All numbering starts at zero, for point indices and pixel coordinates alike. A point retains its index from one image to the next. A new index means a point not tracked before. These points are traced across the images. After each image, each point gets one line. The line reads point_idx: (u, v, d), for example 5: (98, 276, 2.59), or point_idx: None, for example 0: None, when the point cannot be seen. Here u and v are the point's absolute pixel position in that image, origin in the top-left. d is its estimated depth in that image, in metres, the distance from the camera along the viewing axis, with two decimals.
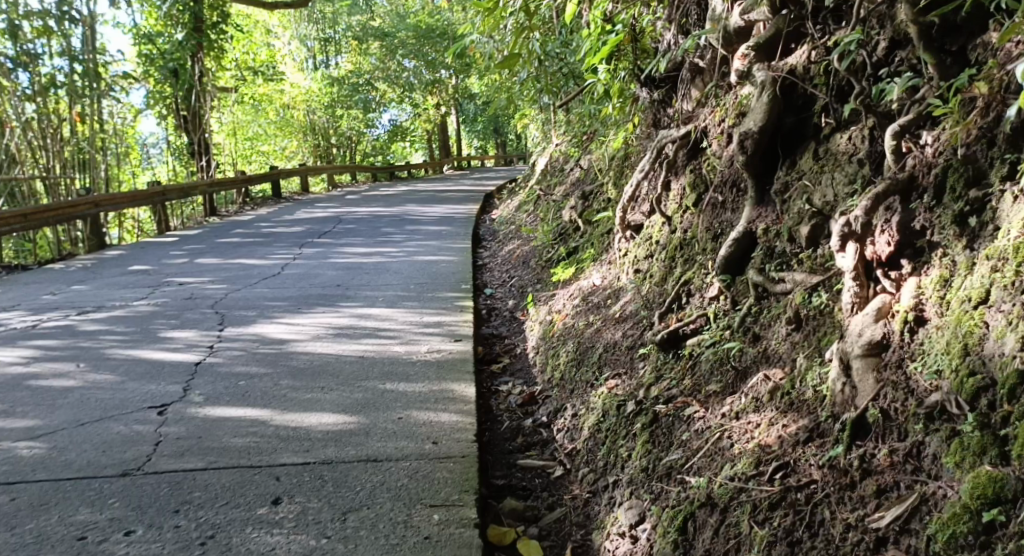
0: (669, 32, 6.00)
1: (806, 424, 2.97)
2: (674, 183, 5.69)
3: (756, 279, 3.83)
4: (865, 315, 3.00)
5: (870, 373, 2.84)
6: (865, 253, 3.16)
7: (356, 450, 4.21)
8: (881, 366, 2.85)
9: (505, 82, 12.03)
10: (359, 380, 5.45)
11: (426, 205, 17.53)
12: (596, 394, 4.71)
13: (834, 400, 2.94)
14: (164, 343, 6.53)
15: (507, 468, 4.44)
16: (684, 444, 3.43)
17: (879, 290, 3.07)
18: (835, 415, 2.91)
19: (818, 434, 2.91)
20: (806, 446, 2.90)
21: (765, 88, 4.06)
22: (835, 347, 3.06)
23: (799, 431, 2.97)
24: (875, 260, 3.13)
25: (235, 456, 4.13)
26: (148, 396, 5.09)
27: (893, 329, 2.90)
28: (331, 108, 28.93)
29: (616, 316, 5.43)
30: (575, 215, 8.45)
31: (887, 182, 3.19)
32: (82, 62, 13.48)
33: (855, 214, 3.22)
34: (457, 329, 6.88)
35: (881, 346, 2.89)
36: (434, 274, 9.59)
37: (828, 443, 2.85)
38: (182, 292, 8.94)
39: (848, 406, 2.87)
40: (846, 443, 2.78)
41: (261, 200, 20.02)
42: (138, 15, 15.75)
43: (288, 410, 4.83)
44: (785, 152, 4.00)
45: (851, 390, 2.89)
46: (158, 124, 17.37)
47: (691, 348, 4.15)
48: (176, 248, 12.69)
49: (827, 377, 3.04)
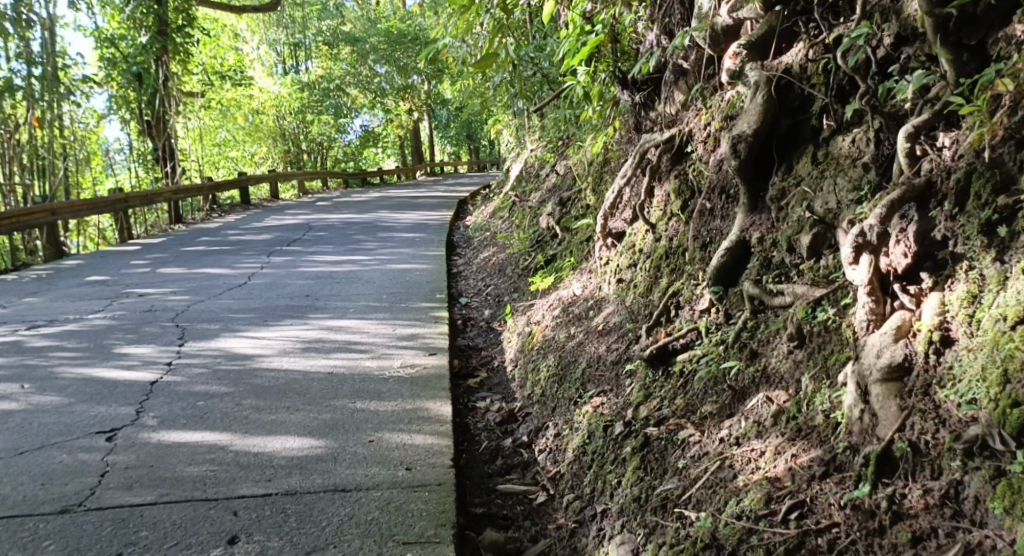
0: (653, 32, 5.79)
1: (821, 456, 2.73)
2: (657, 189, 5.46)
3: (752, 292, 3.59)
4: (884, 335, 2.77)
5: (892, 400, 2.62)
6: (880, 266, 2.93)
7: (323, 478, 3.90)
8: (904, 393, 2.63)
9: (480, 87, 11.81)
10: (328, 399, 5.14)
11: (398, 211, 17.21)
12: (580, 413, 4.46)
13: (851, 429, 2.70)
14: (118, 360, 6.17)
15: (487, 494, 4.15)
16: (679, 473, 3.16)
17: (897, 306, 2.85)
18: (854, 447, 2.67)
19: (836, 468, 2.67)
20: (823, 483, 2.66)
21: (759, 88, 3.83)
22: (849, 369, 2.82)
23: (813, 464, 2.72)
24: (891, 273, 2.90)
25: (190, 488, 3.80)
26: (96, 420, 4.75)
27: (916, 350, 2.67)
28: (301, 114, 28.51)
29: (599, 328, 5.17)
30: (552, 221, 8.20)
31: (902, 188, 2.96)
32: (41, 66, 13.02)
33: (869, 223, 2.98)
34: (432, 342, 6.59)
35: (902, 369, 2.67)
36: (407, 283, 9.30)
37: (850, 480, 2.60)
38: (142, 304, 8.56)
39: (871, 437, 2.64)
40: (871, 481, 2.54)
41: (228, 207, 19.58)
42: (100, 18, 15.35)
43: (250, 433, 4.51)
44: (780, 156, 3.77)
45: (871, 417, 2.66)
46: (122, 130, 16.92)
47: (681, 365, 3.90)
48: (137, 257, 12.26)
49: (841, 402, 2.81)
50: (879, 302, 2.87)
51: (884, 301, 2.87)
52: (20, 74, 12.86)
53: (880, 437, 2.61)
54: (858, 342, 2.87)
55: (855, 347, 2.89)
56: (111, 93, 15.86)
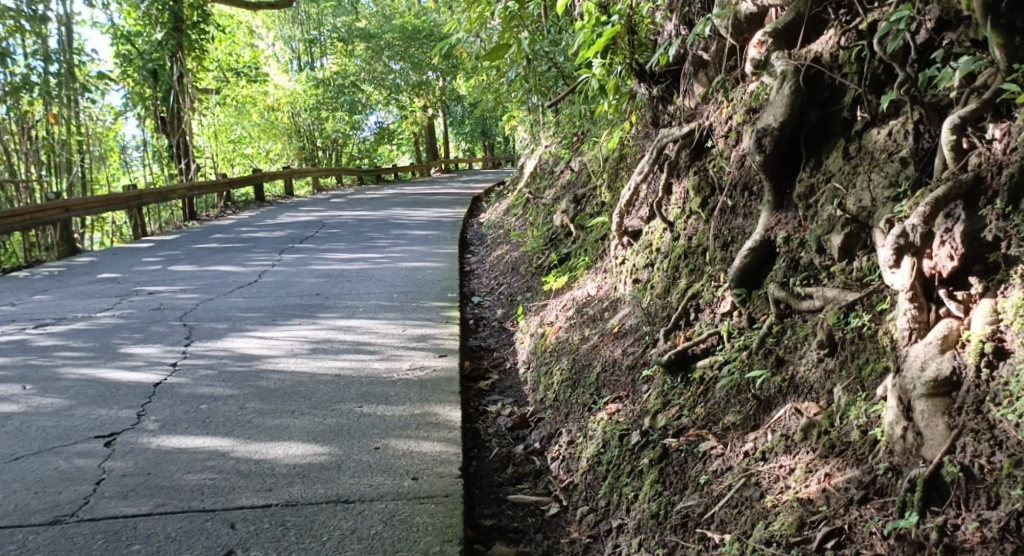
0: (671, 22, 5.58)
1: (859, 477, 2.52)
2: (676, 186, 5.25)
3: (778, 295, 3.39)
4: (928, 345, 2.55)
5: (939, 417, 2.40)
6: (923, 269, 2.71)
7: (326, 488, 3.73)
8: (952, 409, 2.41)
9: (493, 82, 11.60)
10: (334, 403, 4.96)
11: (412, 208, 17.04)
12: (595, 420, 4.27)
13: (892, 448, 2.49)
14: (123, 361, 6.02)
15: (497, 504, 3.96)
16: (702, 489, 2.97)
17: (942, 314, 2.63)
18: (897, 469, 2.45)
19: (876, 492, 2.46)
20: (862, 508, 2.45)
21: (786, 79, 3.61)
22: (888, 383, 2.60)
23: (850, 486, 2.52)
24: (936, 277, 2.68)
25: (187, 497, 3.63)
26: (97, 424, 4.59)
27: (966, 362, 2.45)
28: (315, 110, 28.43)
29: (614, 331, 4.97)
30: (567, 219, 8.00)
31: (949, 185, 2.74)
32: (56, 62, 12.97)
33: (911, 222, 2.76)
34: (443, 343, 6.41)
35: (950, 384, 2.45)
36: (419, 281, 9.11)
37: (894, 506, 2.39)
38: (150, 302, 8.42)
39: (916, 458, 2.42)
40: (918, 509, 2.32)
41: (243, 204, 19.48)
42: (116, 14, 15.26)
43: (252, 439, 4.34)
44: (808, 151, 3.55)
45: (915, 436, 2.45)
46: (138, 127, 16.87)
47: (702, 372, 3.70)
48: (149, 254, 12.14)
49: (881, 417, 2.59)
50: (922, 309, 2.64)
51: (927, 308, 2.65)
52: (37, 71, 12.79)
53: (926, 459, 2.40)
54: (899, 353, 2.65)
55: (895, 358, 2.67)
56: (127, 90, 15.80)
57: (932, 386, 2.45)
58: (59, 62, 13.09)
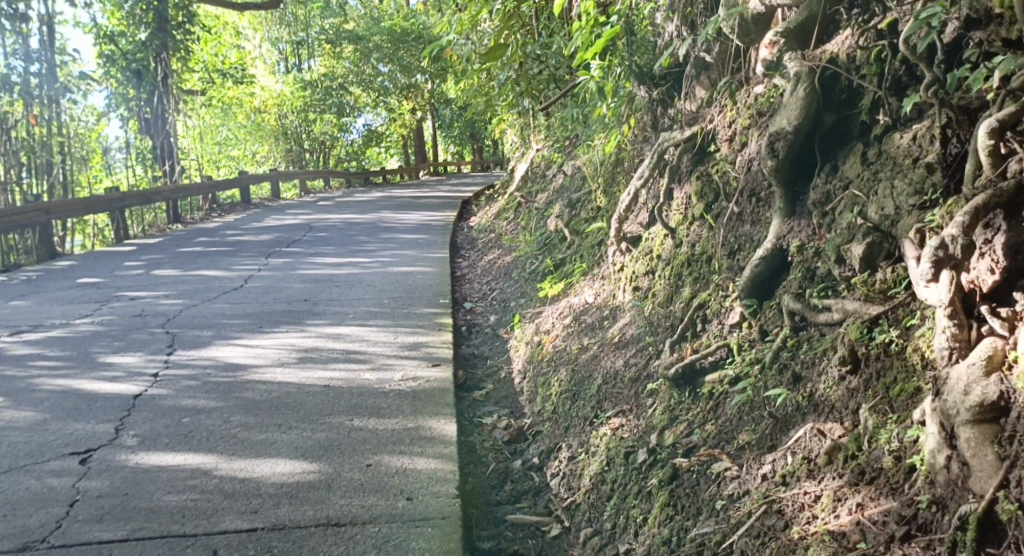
0: (673, 23, 5.45)
1: (897, 509, 2.35)
2: (678, 191, 5.09)
3: (792, 306, 3.24)
4: (972, 366, 2.35)
5: (988, 446, 2.21)
6: (962, 283, 2.54)
7: (316, 510, 3.54)
8: (1002, 438, 2.20)
9: (484, 84, 11.42)
10: (323, 417, 4.77)
11: (401, 212, 16.83)
12: (597, 435, 4.10)
13: (934, 479, 2.31)
14: (102, 371, 5.80)
15: (496, 525, 3.79)
16: (718, 515, 2.82)
17: (985, 331, 2.44)
18: (941, 502, 2.27)
19: (919, 527, 2.27)
20: (906, 545, 2.26)
21: (801, 81, 3.47)
22: (927, 406, 2.42)
23: (889, 520, 2.34)
24: (977, 292, 2.51)
25: (167, 521, 3.44)
26: (71, 439, 4.39)
27: (1015, 386, 2.22)
28: (302, 112, 28.17)
29: (614, 340, 4.81)
30: (561, 223, 7.84)
31: (988, 192, 2.57)
32: (37, 63, 12.79)
33: (950, 232, 2.58)
34: (435, 352, 6.22)
35: (998, 408, 2.24)
36: (410, 287, 8.92)
37: (942, 544, 2.19)
38: (132, 308, 8.19)
39: (962, 490, 2.24)
40: (971, 549, 2.11)
41: (228, 206, 19.23)
42: (99, 14, 15.01)
43: (237, 455, 4.15)
44: (823, 156, 3.40)
45: (961, 467, 2.25)
46: (122, 128, 16.64)
47: (710, 386, 3.54)
48: (131, 258, 11.89)
49: (922, 444, 2.40)
50: (962, 326, 2.47)
51: (968, 325, 2.47)
52: (17, 71, 12.56)
53: (975, 493, 2.20)
54: (936, 374, 2.48)
55: (932, 380, 2.49)
56: (111, 91, 15.58)
57: (978, 412, 2.26)
58: (40, 62, 12.90)
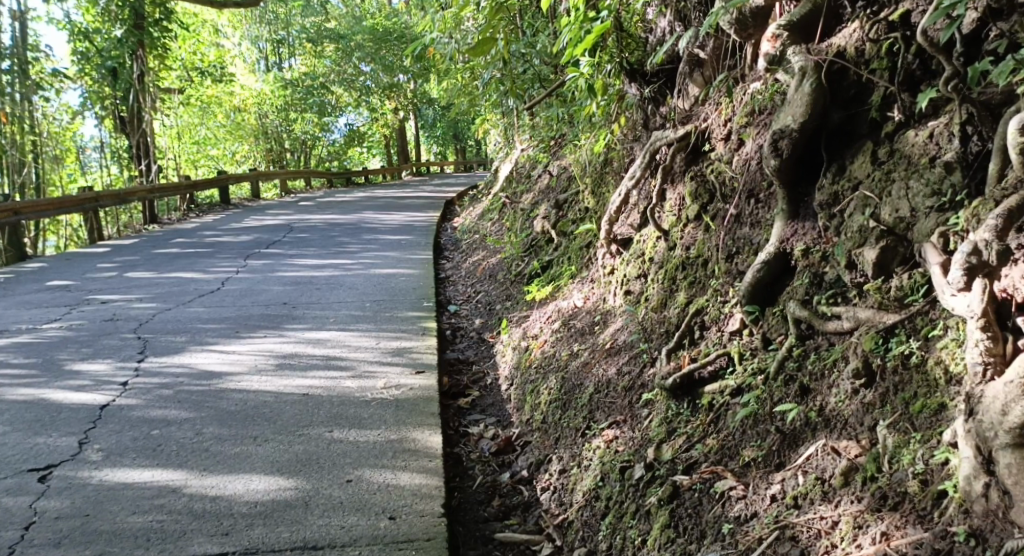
0: (665, 18, 5.30)
1: (929, 541, 2.21)
2: (670, 192, 4.90)
3: (798, 314, 3.06)
4: (1009, 384, 2.18)
5: None
6: (995, 291, 2.37)
7: (291, 531, 3.40)
8: None
9: (468, 84, 11.20)
10: (302, 428, 4.57)
11: (384, 212, 16.57)
12: (589, 448, 3.93)
13: (969, 509, 2.19)
14: (68, 380, 5.55)
15: (484, 545, 3.61)
16: (724, 540, 2.65)
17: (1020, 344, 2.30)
18: (977, 534, 2.15)
19: None
20: None
21: (807, 75, 3.29)
22: (959, 427, 2.29)
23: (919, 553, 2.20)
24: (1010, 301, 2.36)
25: (132, 545, 3.31)
26: (31, 455, 4.18)
27: None
28: (283, 112, 27.83)
29: (605, 347, 4.61)
30: (547, 225, 7.63)
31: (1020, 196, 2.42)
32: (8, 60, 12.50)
33: (983, 237, 2.42)
34: (420, 357, 6.01)
35: None
36: (392, 289, 8.70)
37: None
38: (104, 313, 7.92)
39: (1002, 523, 2.12)
40: None
41: (208, 207, 18.87)
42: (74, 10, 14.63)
43: (210, 471, 3.95)
44: (830, 155, 3.24)
45: (1002, 497, 2.13)
46: (97, 127, 16.26)
47: (711, 397, 3.37)
48: (105, 260, 11.57)
49: (955, 470, 2.27)
50: (997, 340, 2.32)
51: (1003, 338, 2.32)
52: None
53: (1020, 526, 2.08)
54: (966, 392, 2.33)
55: (962, 398, 2.35)
56: (85, 88, 15.21)
57: (1018, 436, 2.12)
58: (10, 59, 12.61)
